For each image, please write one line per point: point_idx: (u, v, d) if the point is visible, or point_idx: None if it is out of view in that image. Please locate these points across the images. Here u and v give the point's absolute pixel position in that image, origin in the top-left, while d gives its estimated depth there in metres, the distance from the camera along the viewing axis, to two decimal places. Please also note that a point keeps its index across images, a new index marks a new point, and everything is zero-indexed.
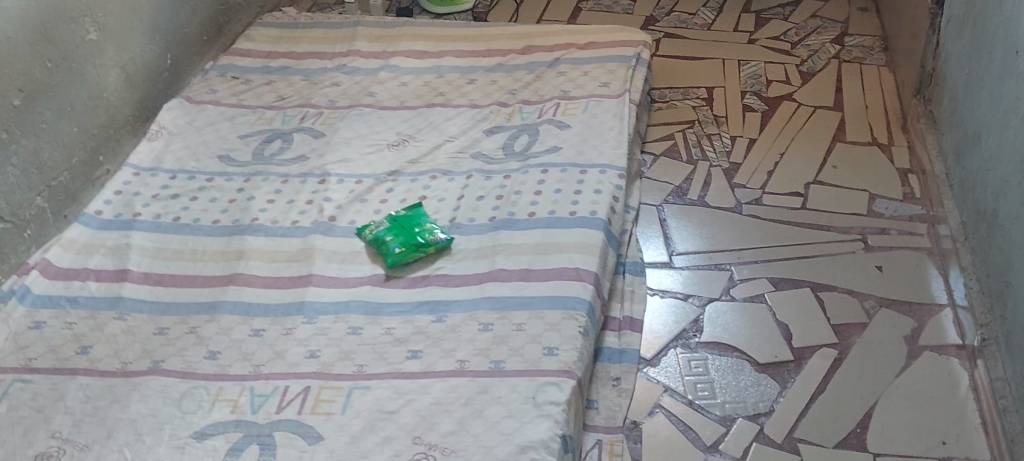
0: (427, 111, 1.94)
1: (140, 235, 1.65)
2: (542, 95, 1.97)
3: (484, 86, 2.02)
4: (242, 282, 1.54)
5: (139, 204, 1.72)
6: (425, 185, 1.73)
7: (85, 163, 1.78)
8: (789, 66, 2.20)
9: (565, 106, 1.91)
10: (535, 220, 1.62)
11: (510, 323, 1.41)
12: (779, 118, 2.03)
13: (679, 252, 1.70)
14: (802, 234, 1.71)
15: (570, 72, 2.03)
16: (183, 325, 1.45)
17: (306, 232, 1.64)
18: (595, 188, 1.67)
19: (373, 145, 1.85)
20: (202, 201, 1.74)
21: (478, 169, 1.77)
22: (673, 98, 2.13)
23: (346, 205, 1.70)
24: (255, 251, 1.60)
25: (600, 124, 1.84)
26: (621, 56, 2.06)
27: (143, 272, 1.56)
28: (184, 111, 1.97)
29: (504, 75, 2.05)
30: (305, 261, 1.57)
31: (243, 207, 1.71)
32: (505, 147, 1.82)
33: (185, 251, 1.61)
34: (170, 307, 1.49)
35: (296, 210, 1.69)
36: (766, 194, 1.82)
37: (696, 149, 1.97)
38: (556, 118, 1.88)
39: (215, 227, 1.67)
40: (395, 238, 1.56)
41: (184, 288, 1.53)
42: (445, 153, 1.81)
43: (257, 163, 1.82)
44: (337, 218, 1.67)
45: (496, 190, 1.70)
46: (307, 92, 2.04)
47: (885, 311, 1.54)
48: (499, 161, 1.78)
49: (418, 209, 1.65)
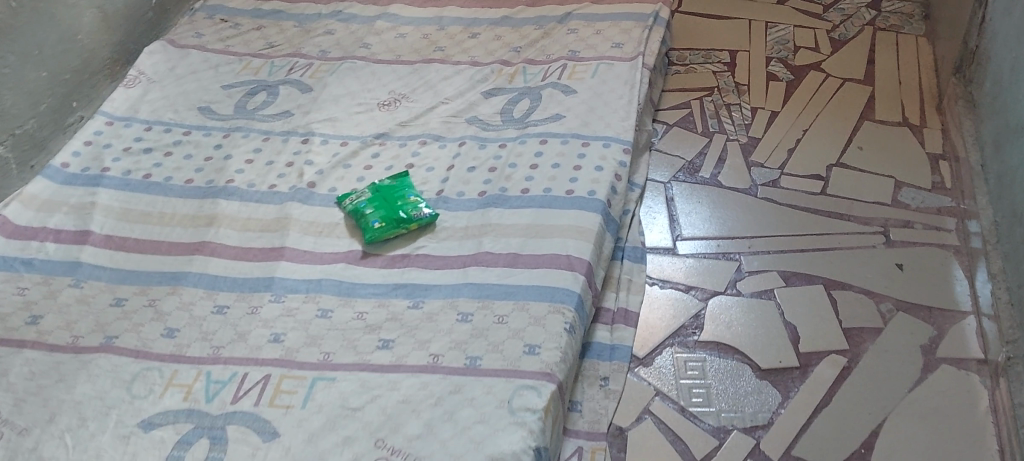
0: (424, 67, 1.81)
1: (106, 192, 1.55)
2: (549, 54, 1.82)
3: (487, 41, 1.88)
4: (209, 251, 1.44)
5: (109, 157, 1.62)
6: (414, 151, 1.63)
7: (54, 109, 1.69)
8: (820, 32, 2.04)
9: (573, 68, 1.77)
10: (528, 197, 1.51)
11: (492, 315, 1.30)
12: (806, 89, 1.87)
13: (685, 237, 1.58)
14: (819, 224, 1.58)
15: (582, 29, 1.87)
16: (141, 296, 1.36)
17: (283, 200, 1.54)
18: (596, 164, 1.55)
19: (362, 104, 1.73)
20: (177, 158, 1.63)
21: (472, 135, 1.65)
22: (692, 60, 1.97)
23: (328, 171, 1.59)
24: (227, 217, 1.51)
25: (608, 91, 1.71)
26: (639, 13, 1.89)
27: (105, 235, 1.47)
28: (166, 56, 1.85)
29: (510, 29, 1.91)
30: (279, 232, 1.48)
31: (220, 168, 1.61)
32: (503, 112, 1.70)
33: (153, 214, 1.52)
34: (129, 276, 1.40)
35: (274, 174, 1.59)
36: (785, 175, 1.68)
37: (713, 120, 1.82)
38: (562, 81, 1.74)
39: (188, 187, 1.57)
40: (376, 211, 1.47)
41: (147, 255, 1.44)
42: (438, 117, 1.69)
43: (239, 117, 1.71)
44: (317, 184, 1.57)
45: (490, 161, 1.59)
46: (298, 40, 1.91)
47: (902, 316, 1.41)
48: (495, 127, 1.66)
49: (403, 179, 1.55)
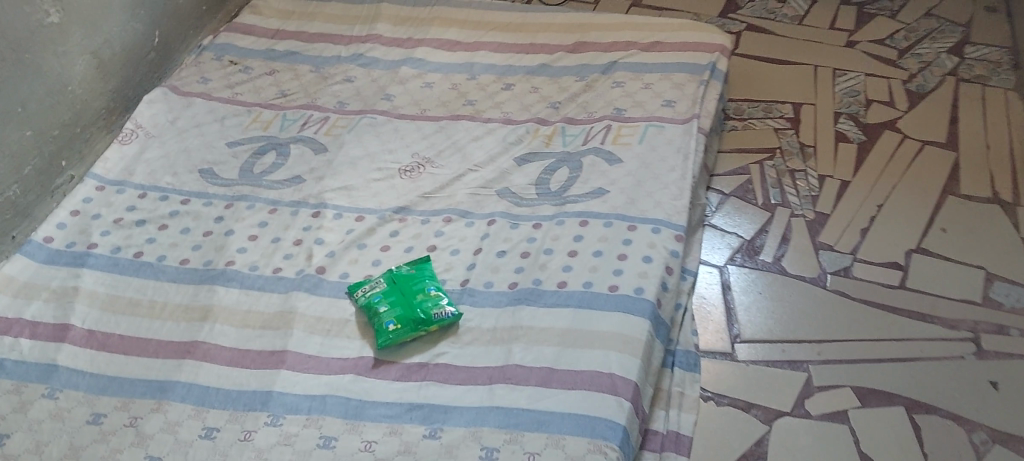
0: (451, 125, 1.62)
1: (91, 275, 1.39)
2: (591, 111, 1.63)
3: (522, 94, 1.69)
4: (201, 354, 1.27)
5: (97, 230, 1.45)
6: (437, 230, 1.44)
7: (41, 172, 1.52)
8: (895, 82, 1.82)
9: (618, 130, 1.58)
10: (565, 293, 1.31)
11: (521, 452, 1.11)
12: (880, 154, 1.66)
13: (743, 338, 1.38)
14: (900, 326, 1.37)
15: (629, 82, 1.68)
16: (121, 411, 1.20)
17: (287, 289, 1.36)
18: (643, 253, 1.35)
19: (380, 169, 1.55)
20: (172, 232, 1.46)
21: (503, 212, 1.46)
22: (751, 115, 1.76)
23: (339, 252, 1.41)
24: (224, 311, 1.34)
25: (658, 160, 1.51)
26: (694, 64, 1.68)
27: (87, 330, 1.31)
28: (168, 105, 1.68)
29: (548, 79, 1.71)
30: (281, 330, 1.30)
31: (219, 245, 1.43)
32: (538, 183, 1.50)
33: (142, 304, 1.35)
34: (110, 384, 1.24)
35: (280, 254, 1.42)
36: (858, 261, 1.48)
37: (775, 189, 1.62)
38: (605, 147, 1.55)
39: (183, 270, 1.40)
40: (391, 310, 1.28)
41: (131, 357, 1.27)
42: (465, 188, 1.50)
43: (244, 183, 1.54)
44: (325, 269, 1.39)
45: (523, 244, 1.40)
46: (313, 89, 1.73)
47: (999, 450, 1.21)
48: (528, 202, 1.47)
49: (424, 266, 1.36)
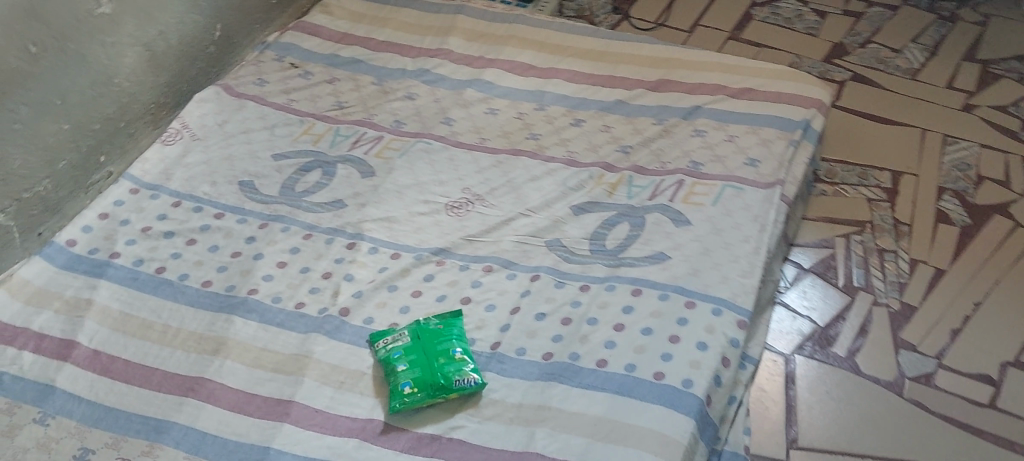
0: (510, 161, 1.50)
1: (108, 288, 1.32)
2: (664, 161, 1.48)
3: (591, 133, 1.56)
4: (204, 394, 1.18)
5: (123, 238, 1.39)
6: (476, 280, 1.31)
7: (76, 166, 1.47)
8: (1013, 158, 1.62)
9: (691, 187, 1.43)
10: (604, 375, 1.18)
11: None
12: (985, 242, 1.47)
13: (800, 445, 1.22)
14: (984, 453, 1.19)
15: (711, 131, 1.52)
16: (109, 449, 1.13)
17: (307, 329, 1.26)
18: (698, 339, 1.20)
19: (427, 202, 1.43)
20: (200, 248, 1.38)
21: (551, 267, 1.32)
22: (844, 179, 1.59)
23: (367, 293, 1.30)
24: (236, 346, 1.24)
25: (731, 227, 1.35)
26: (786, 119, 1.52)
27: (93, 350, 1.24)
28: (219, 106, 1.61)
29: (621, 119, 1.58)
30: (292, 376, 1.20)
31: (245, 270, 1.35)
32: (594, 238, 1.36)
33: (155, 327, 1.28)
34: (105, 415, 1.17)
35: (306, 287, 1.32)
36: (943, 368, 1.30)
37: (859, 269, 1.44)
38: (673, 205, 1.40)
39: (203, 293, 1.32)
40: (410, 372, 1.17)
41: (132, 386, 1.20)
42: (514, 234, 1.37)
43: (282, 201, 1.45)
44: (349, 310, 1.28)
45: (566, 308, 1.27)
46: (372, 103, 1.63)
47: None
48: (580, 258, 1.33)
49: (454, 322, 1.24)
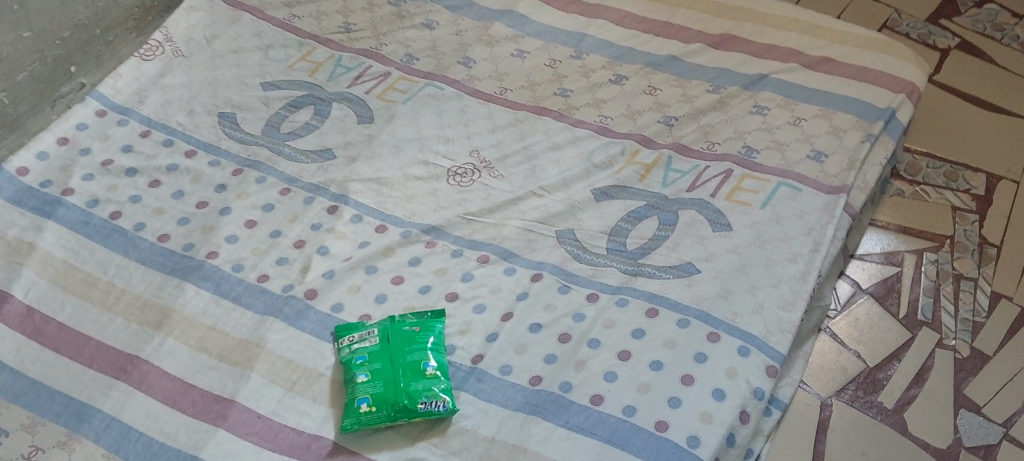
0: (530, 120, 1.30)
1: (55, 232, 1.16)
2: (714, 141, 1.25)
3: (633, 94, 1.33)
4: (137, 378, 1.03)
5: (80, 172, 1.23)
6: (467, 272, 1.12)
7: (39, 78, 1.31)
8: None
9: (739, 180, 1.19)
10: (596, 416, 0.99)
11: None
12: None
13: None
14: None
15: (774, 110, 1.28)
16: (24, 434, 0.99)
17: (265, 310, 1.09)
18: (715, 385, 1.00)
19: (427, 164, 1.24)
20: (163, 193, 1.21)
21: (557, 265, 1.12)
22: (927, 180, 1.37)
23: (339, 274, 1.12)
24: (183, 321, 1.09)
25: (779, 239, 1.13)
26: (867, 103, 1.26)
27: (26, 307, 1.09)
28: (211, 16, 1.47)
29: (671, 79, 1.34)
30: (238, 369, 1.04)
31: (208, 226, 1.18)
32: (614, 233, 1.16)
33: (98, 284, 1.12)
34: (26, 390, 1.03)
35: (272, 256, 1.14)
36: (1010, 440, 1.09)
37: (926, 297, 1.23)
38: (714, 202, 1.17)
39: (157, 250, 1.15)
40: (370, 386, 1.00)
41: (61, 357, 1.05)
42: (519, 218, 1.17)
43: (263, 143, 1.27)
44: (316, 293, 1.10)
45: (566, 322, 1.07)
46: (384, 29, 1.46)
47: None
48: (592, 258, 1.13)
49: (433, 326, 1.06)
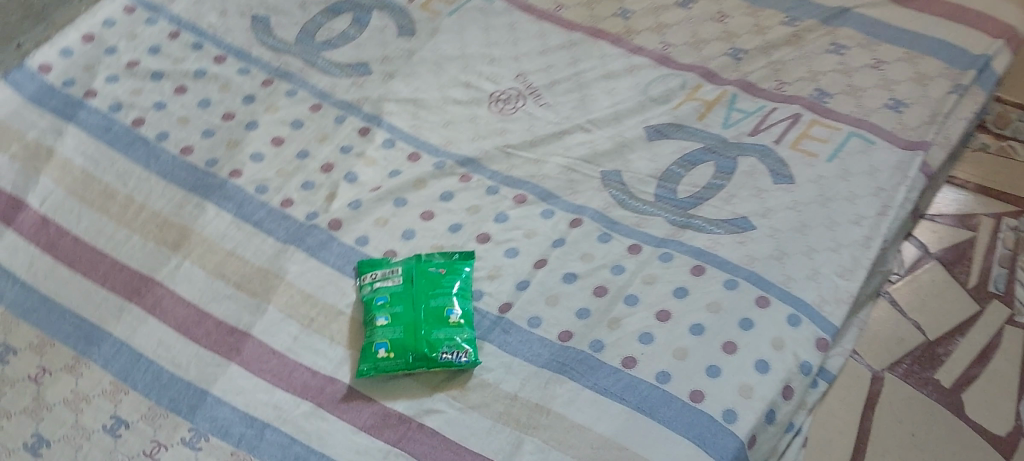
0: (585, 44, 1.19)
1: (75, 137, 1.12)
2: (783, 81, 1.13)
3: (700, 20, 1.21)
4: (150, 302, 1.00)
5: (105, 72, 1.18)
6: (501, 212, 1.05)
7: None
8: None
9: (808, 127, 1.08)
10: (626, 379, 0.92)
11: None
12: None
13: None
14: None
15: (853, 50, 1.16)
16: (32, 354, 0.97)
17: (287, 237, 1.04)
18: (758, 355, 0.92)
19: (468, 86, 1.16)
20: (188, 100, 1.15)
21: (599, 211, 1.04)
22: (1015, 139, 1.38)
23: (367, 205, 1.06)
24: (201, 244, 1.04)
25: (843, 197, 1.03)
26: (959, 48, 1.15)
27: (41, 217, 1.06)
28: None
29: (743, 6, 1.23)
30: (255, 300, 1.00)
31: (234, 140, 1.12)
32: (665, 178, 1.06)
33: (117, 197, 1.07)
34: (37, 307, 1.00)
35: (299, 179, 1.08)
36: None
37: (1001, 267, 1.22)
38: (778, 151, 1.06)
39: (179, 164, 1.10)
40: (390, 331, 0.95)
41: (75, 274, 1.02)
42: (563, 155, 1.09)
43: (297, 53, 1.19)
44: (341, 224, 1.04)
45: (603, 274, 1.00)
46: None
47: None
48: (638, 206, 1.04)
49: (460, 272, 0.99)
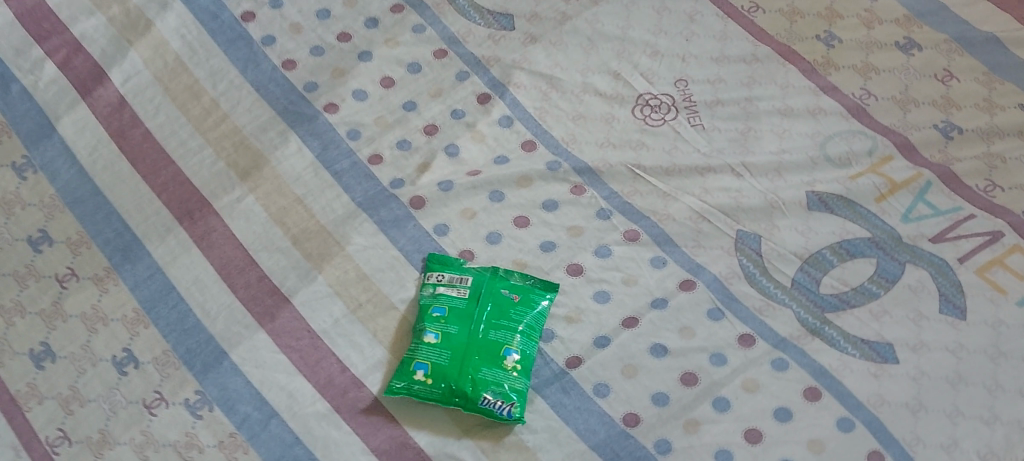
0: (770, 63, 1.00)
1: (178, 16, 1.04)
2: (995, 183, 0.91)
3: (919, 74, 0.98)
4: (199, 231, 0.90)
5: None
6: (604, 247, 0.89)
7: None
8: None
9: (1005, 253, 0.86)
10: None
11: None
12: None
13: None
14: None
15: None
16: (66, 250, 0.89)
17: (362, 201, 0.92)
18: None
19: (616, 77, 1.00)
20: (308, 7, 1.05)
21: (717, 280, 0.87)
22: None
23: (458, 190, 0.92)
24: (272, 181, 0.93)
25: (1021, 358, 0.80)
26: None
27: (118, 98, 0.98)
28: None
29: (980, 69, 0.98)
30: (306, 264, 0.88)
31: (341, 68, 1.01)
32: (812, 262, 0.87)
33: (202, 98, 0.98)
34: (86, 199, 0.92)
35: (395, 135, 0.96)
36: None
37: None
38: (957, 273, 0.85)
39: (277, 77, 1.00)
40: (435, 352, 0.82)
41: (135, 174, 0.93)
42: (698, 197, 0.92)
43: None
44: (424, 203, 0.91)
45: (698, 361, 0.83)
46: None
47: None
48: (767, 286, 0.86)
49: (534, 305, 0.85)
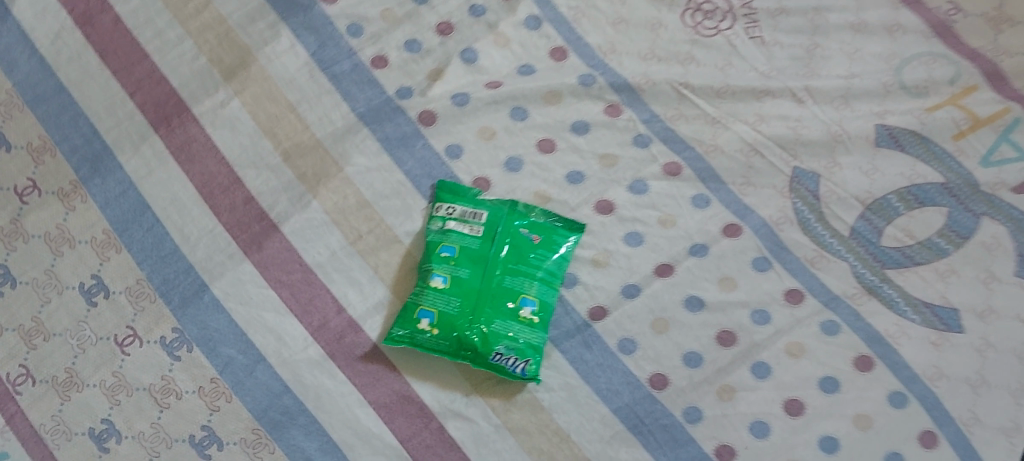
0: None
1: None
2: None
3: None
4: (177, 142, 0.78)
5: None
6: (641, 181, 0.78)
7: None
8: None
9: None
10: None
11: None
12: None
13: None
14: None
15: None
16: (27, 158, 0.78)
17: (364, 112, 0.80)
18: None
19: None
20: None
21: (764, 225, 0.77)
22: None
23: (475, 105, 0.81)
24: (259, 84, 0.81)
25: None
26: None
27: None
28: None
29: None
30: (298, 186, 0.78)
31: None
32: (874, 208, 0.77)
33: None
34: (50, 98, 0.80)
35: (404, 33, 0.84)
36: None
37: None
38: None
39: None
40: (443, 298, 0.72)
41: (105, 70, 0.80)
42: (750, 124, 0.81)
43: None
44: (435, 119, 0.80)
45: (739, 319, 0.73)
46: None
47: None
48: (822, 234, 0.76)
49: (555, 248, 0.75)
